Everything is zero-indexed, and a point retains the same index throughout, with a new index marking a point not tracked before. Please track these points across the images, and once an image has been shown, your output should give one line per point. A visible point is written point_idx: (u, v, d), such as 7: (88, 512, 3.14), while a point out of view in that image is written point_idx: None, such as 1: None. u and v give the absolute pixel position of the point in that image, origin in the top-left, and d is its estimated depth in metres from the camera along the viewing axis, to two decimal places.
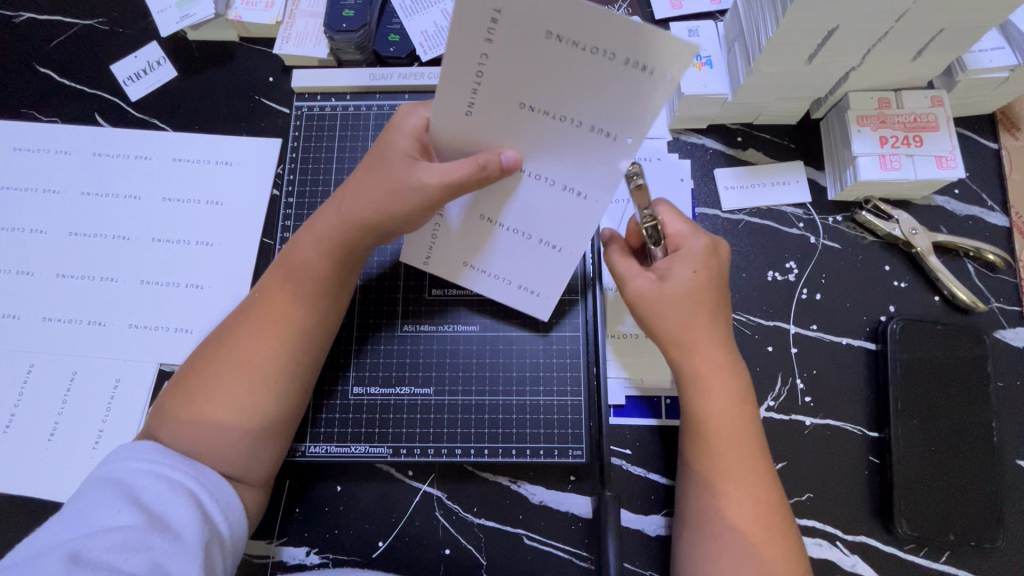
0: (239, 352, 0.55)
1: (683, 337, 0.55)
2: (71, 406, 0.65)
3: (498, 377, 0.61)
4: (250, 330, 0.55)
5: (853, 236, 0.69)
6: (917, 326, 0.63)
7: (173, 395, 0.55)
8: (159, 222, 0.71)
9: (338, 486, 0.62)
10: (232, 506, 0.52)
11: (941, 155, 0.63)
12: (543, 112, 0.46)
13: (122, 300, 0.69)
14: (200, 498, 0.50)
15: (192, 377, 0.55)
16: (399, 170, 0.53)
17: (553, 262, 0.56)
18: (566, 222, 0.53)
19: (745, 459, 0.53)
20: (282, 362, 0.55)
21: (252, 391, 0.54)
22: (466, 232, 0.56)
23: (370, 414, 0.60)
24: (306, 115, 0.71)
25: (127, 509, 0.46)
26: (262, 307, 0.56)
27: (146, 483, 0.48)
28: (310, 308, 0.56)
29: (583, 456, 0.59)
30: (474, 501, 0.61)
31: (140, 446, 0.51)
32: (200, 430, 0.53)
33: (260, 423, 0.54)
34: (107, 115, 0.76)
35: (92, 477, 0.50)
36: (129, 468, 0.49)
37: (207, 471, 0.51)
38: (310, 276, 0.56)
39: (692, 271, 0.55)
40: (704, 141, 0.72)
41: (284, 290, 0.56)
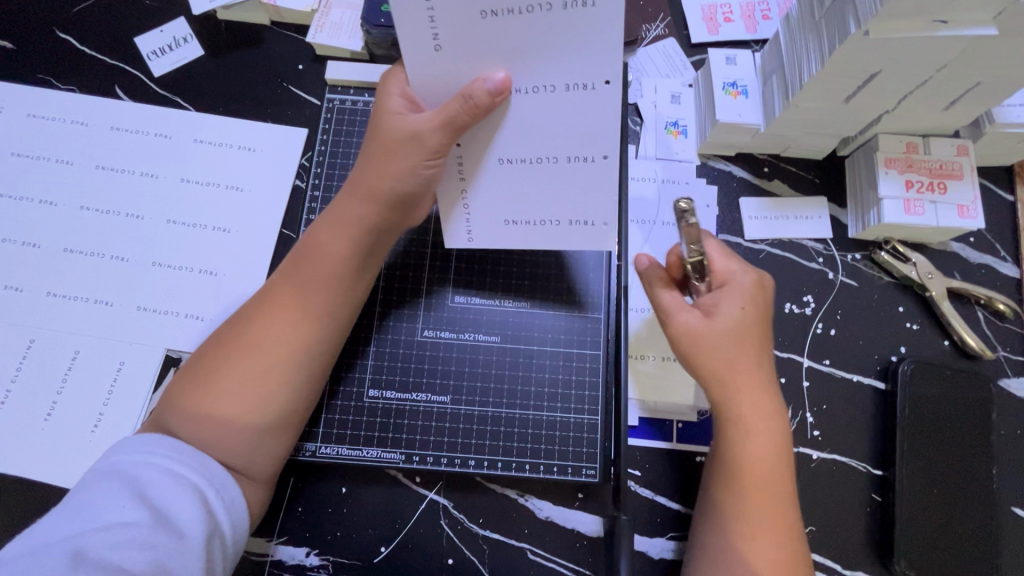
0: (248, 334, 0.53)
1: (731, 380, 0.55)
2: (72, 386, 0.63)
3: (517, 390, 0.60)
4: (259, 310, 0.54)
5: (870, 275, 0.70)
6: (926, 368, 0.64)
7: (181, 382, 0.53)
8: (176, 203, 0.69)
9: (343, 487, 0.61)
10: (238, 506, 0.50)
11: (963, 205, 0.65)
12: (506, 12, 0.42)
13: (132, 281, 0.67)
14: (206, 496, 0.48)
15: (198, 362, 0.54)
16: (392, 129, 0.50)
17: (594, 186, 0.52)
18: (583, 123, 0.48)
19: (778, 508, 0.53)
20: (292, 342, 0.53)
21: (259, 375, 0.52)
22: (494, 184, 0.53)
23: (385, 418, 0.59)
24: (337, 108, 0.69)
25: (133, 506, 0.45)
26: (275, 293, 0.55)
27: (152, 478, 0.47)
28: (315, 279, 0.54)
29: (595, 476, 0.58)
30: (480, 512, 0.61)
31: (152, 437, 0.50)
32: (208, 416, 0.51)
33: (256, 399, 0.52)
34: (127, 88, 0.73)
35: (99, 467, 0.49)
36: (137, 461, 0.48)
37: (214, 467, 0.50)
38: (325, 259, 0.54)
39: (739, 308, 0.55)
40: (731, 168, 0.73)
41: (299, 273, 0.55)
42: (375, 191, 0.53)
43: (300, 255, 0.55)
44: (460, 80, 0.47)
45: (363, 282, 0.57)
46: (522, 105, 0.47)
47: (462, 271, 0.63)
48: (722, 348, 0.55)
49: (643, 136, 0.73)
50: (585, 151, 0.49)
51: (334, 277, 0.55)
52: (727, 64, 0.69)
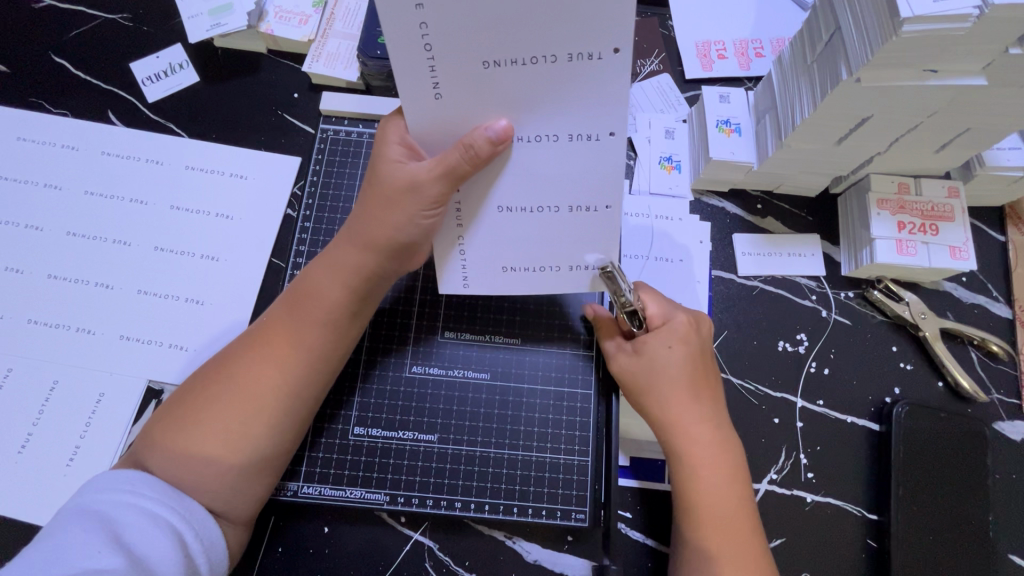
0: (237, 380, 0.52)
1: (672, 415, 0.55)
2: (49, 417, 0.61)
3: (506, 430, 0.59)
4: (245, 351, 0.53)
5: (863, 313, 0.69)
6: (921, 411, 0.64)
7: (162, 424, 0.52)
8: (164, 231, 0.68)
9: (325, 526, 0.60)
10: (217, 548, 0.49)
11: (954, 246, 0.65)
12: (509, 62, 0.42)
13: (115, 309, 0.65)
14: (185, 539, 0.46)
15: (181, 404, 0.52)
16: (390, 176, 0.49)
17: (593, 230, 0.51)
18: (588, 171, 0.48)
19: (742, 542, 0.52)
20: (283, 388, 0.52)
21: (245, 420, 0.51)
22: (491, 231, 0.52)
23: (369, 457, 0.58)
24: (331, 138, 0.68)
25: (108, 551, 0.43)
26: (266, 336, 0.53)
27: (129, 521, 0.45)
28: (306, 325, 0.53)
29: (585, 520, 0.57)
30: (466, 554, 0.59)
31: (131, 474, 0.48)
32: (189, 461, 0.50)
33: (242, 448, 0.51)
34: (121, 113, 0.73)
35: (70, 506, 0.46)
36: (113, 501, 0.46)
37: (194, 508, 0.48)
38: (319, 303, 0.53)
39: (672, 347, 0.56)
40: (725, 204, 0.73)
41: (293, 316, 0.54)
42: (374, 237, 0.52)
43: (292, 298, 0.55)
44: (461, 127, 0.47)
45: (356, 327, 0.56)
46: (529, 158, 0.47)
47: (453, 307, 0.62)
48: (659, 387, 0.55)
49: (637, 171, 0.73)
50: (589, 202, 0.49)
51: (328, 324, 0.54)
52: (720, 102, 0.69)
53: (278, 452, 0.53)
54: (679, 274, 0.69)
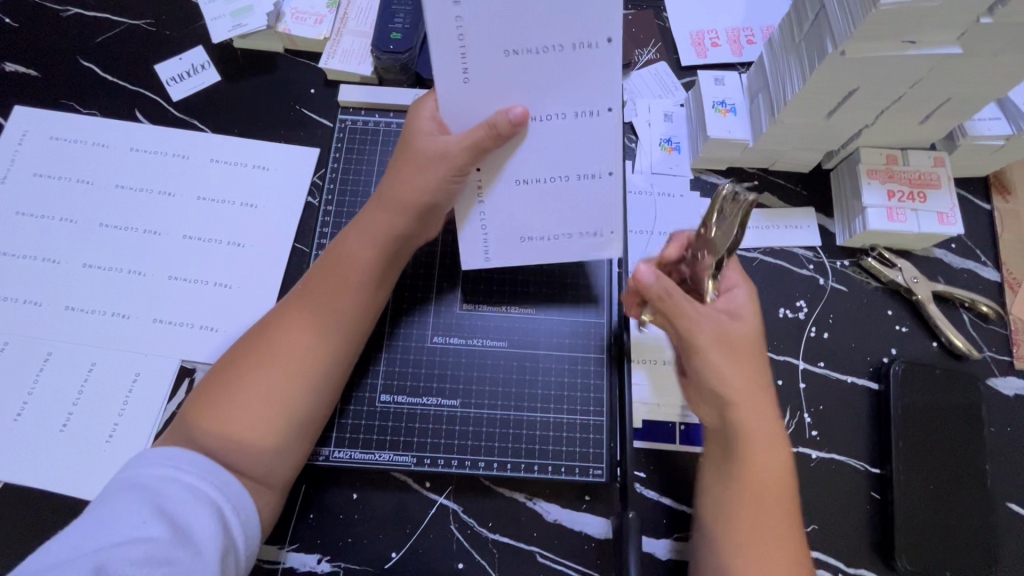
0: (275, 342, 0.55)
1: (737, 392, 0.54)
2: (87, 397, 0.65)
3: (525, 394, 0.62)
4: (280, 322, 0.56)
5: (859, 280, 0.73)
6: (917, 369, 0.67)
7: (205, 399, 0.54)
8: (192, 220, 0.72)
9: (354, 493, 0.63)
10: (252, 520, 0.52)
11: (942, 212, 0.68)
12: (526, 51, 0.47)
13: (148, 294, 0.69)
14: (223, 510, 0.49)
15: (223, 377, 0.55)
16: (422, 147, 0.54)
17: (599, 198, 0.55)
18: (592, 141, 0.51)
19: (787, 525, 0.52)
20: (318, 347, 0.55)
21: (286, 383, 0.54)
22: (510, 206, 0.55)
23: (396, 422, 0.61)
24: (349, 128, 0.72)
25: (151, 521, 0.46)
26: (300, 300, 0.57)
27: (173, 493, 0.48)
28: (338, 291, 0.57)
29: (602, 476, 0.60)
30: (489, 516, 0.62)
31: (174, 449, 0.51)
32: (234, 423, 0.53)
33: (288, 413, 0.54)
34: (147, 112, 0.77)
35: (119, 480, 0.50)
36: (157, 475, 0.49)
37: (231, 481, 0.51)
38: (352, 266, 0.57)
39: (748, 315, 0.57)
40: (724, 182, 0.76)
41: (324, 279, 0.57)
42: (404, 201, 0.56)
43: (321, 265, 0.58)
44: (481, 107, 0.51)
45: (384, 293, 0.60)
46: (539, 132, 0.51)
47: (470, 280, 0.66)
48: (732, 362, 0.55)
49: (639, 153, 0.77)
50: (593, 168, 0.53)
51: (360, 290, 0.57)
52: (715, 84, 0.73)
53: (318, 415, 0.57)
54: None
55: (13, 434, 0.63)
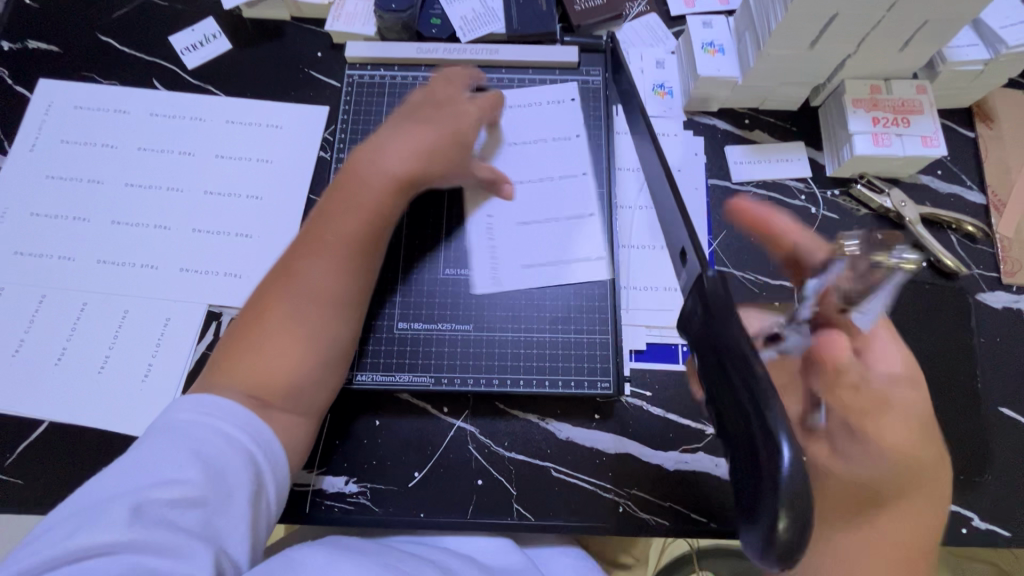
0: (300, 279, 0.60)
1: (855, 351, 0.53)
2: (122, 341, 0.69)
3: (533, 316, 0.67)
4: (294, 269, 0.61)
5: (849, 208, 0.76)
6: (906, 285, 0.70)
7: (229, 352, 0.58)
8: (212, 178, 0.76)
9: (376, 420, 0.66)
10: (279, 471, 0.54)
11: (925, 135, 0.71)
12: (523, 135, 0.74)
13: (174, 246, 0.73)
14: (255, 462, 0.51)
15: (243, 329, 0.59)
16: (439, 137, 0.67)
17: (574, 194, 0.72)
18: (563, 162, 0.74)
19: (916, 484, 0.49)
20: (344, 272, 0.61)
21: (318, 311, 0.60)
22: (496, 240, 0.70)
23: (414, 346, 0.66)
24: (357, 82, 0.76)
25: (190, 465, 0.47)
26: (315, 237, 0.62)
27: (210, 439, 0.49)
28: (341, 237, 0.62)
29: (610, 388, 0.65)
30: (505, 436, 0.66)
31: (211, 398, 0.53)
32: (272, 361, 0.57)
33: (313, 350, 0.59)
34: (165, 80, 0.81)
35: (155, 424, 0.51)
36: (194, 422, 0.50)
37: (263, 433, 0.53)
38: (365, 198, 0.63)
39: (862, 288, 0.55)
40: (716, 122, 0.80)
41: (340, 215, 0.63)
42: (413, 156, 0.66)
43: (316, 218, 0.64)
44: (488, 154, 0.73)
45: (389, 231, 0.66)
46: None
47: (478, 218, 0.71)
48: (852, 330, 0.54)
49: None
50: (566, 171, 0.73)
51: (363, 235, 0.63)
52: (704, 27, 0.77)
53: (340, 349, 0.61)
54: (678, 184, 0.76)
55: (55, 377, 0.67)
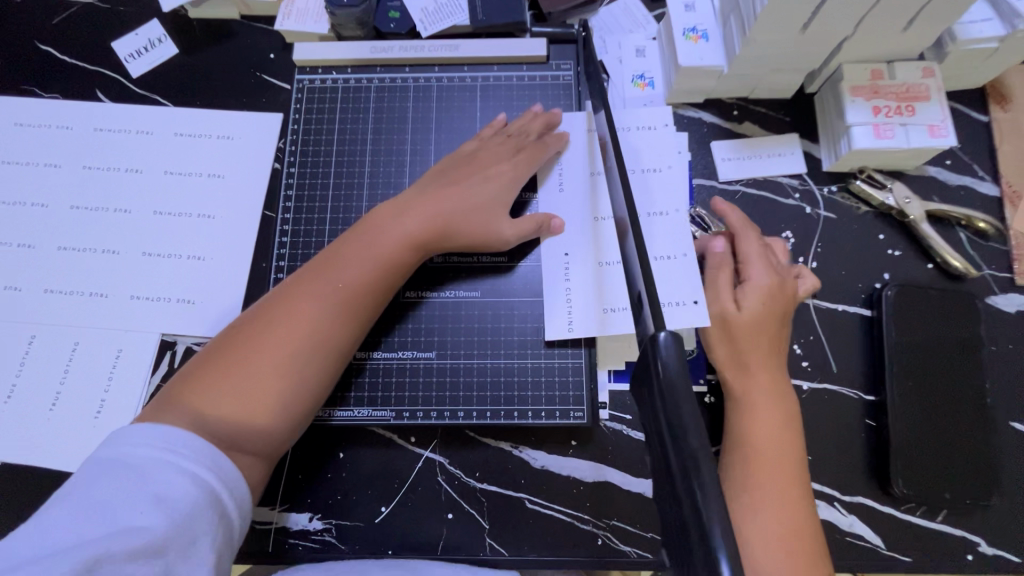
0: (282, 321, 0.55)
1: (734, 358, 0.59)
2: (73, 375, 0.65)
3: (501, 341, 0.62)
4: (285, 303, 0.56)
5: (848, 206, 0.70)
6: (909, 291, 0.64)
7: (203, 376, 0.53)
8: (161, 196, 0.72)
9: (340, 452, 0.63)
10: (244, 503, 0.52)
11: (933, 124, 0.65)
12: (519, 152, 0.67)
13: (124, 272, 0.69)
14: (219, 500, 0.49)
15: (221, 355, 0.54)
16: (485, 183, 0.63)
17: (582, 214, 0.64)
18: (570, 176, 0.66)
19: (780, 480, 0.54)
20: (338, 324, 0.56)
21: (298, 362, 0.54)
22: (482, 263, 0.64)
23: (373, 378, 0.62)
24: (307, 88, 0.70)
25: (151, 511, 0.45)
26: (312, 277, 0.57)
27: (171, 481, 0.47)
28: (343, 286, 0.57)
29: (583, 418, 0.60)
30: (476, 466, 0.62)
31: (173, 429, 0.49)
32: (243, 408, 0.52)
33: (292, 395, 0.54)
34: (109, 90, 0.76)
35: (105, 458, 0.48)
36: (151, 458, 0.48)
37: (228, 469, 0.51)
38: (369, 246, 0.58)
39: (762, 302, 0.59)
40: (701, 115, 0.73)
41: (341, 260, 0.58)
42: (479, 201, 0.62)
43: (330, 255, 0.59)
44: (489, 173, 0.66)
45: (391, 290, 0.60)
46: None
47: None
48: (742, 333, 0.59)
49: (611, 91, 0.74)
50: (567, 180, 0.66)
51: (370, 288, 0.58)
52: (686, 11, 0.70)
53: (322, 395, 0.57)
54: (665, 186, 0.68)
55: (4, 415, 0.64)
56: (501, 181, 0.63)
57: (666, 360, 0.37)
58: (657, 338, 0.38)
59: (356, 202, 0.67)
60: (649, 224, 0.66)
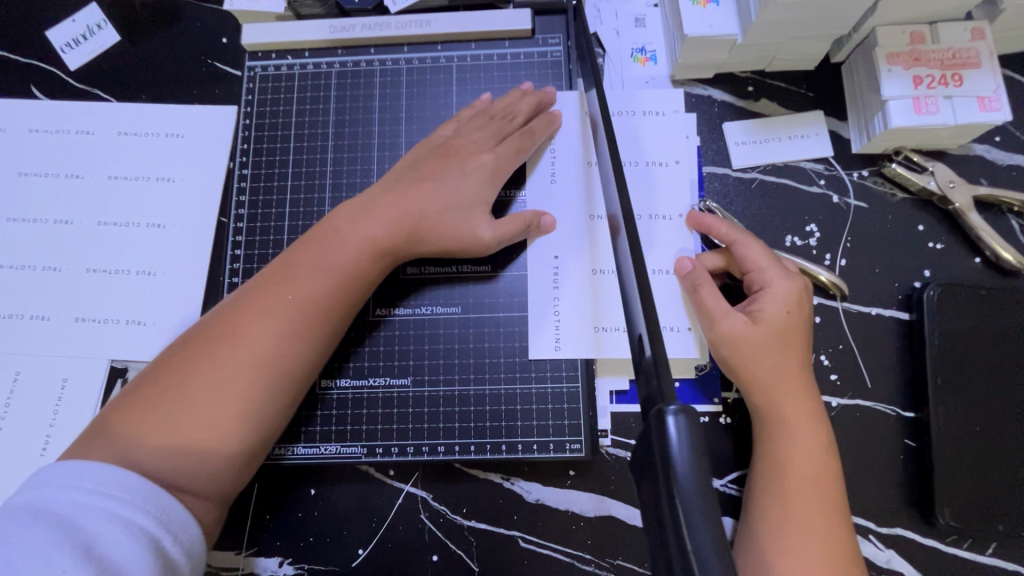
0: (226, 343, 0.47)
1: (765, 375, 0.49)
2: (15, 408, 0.59)
3: (485, 364, 0.55)
4: (229, 325, 0.48)
5: (881, 193, 0.61)
6: (955, 291, 0.56)
7: (134, 405, 0.46)
8: (105, 204, 0.64)
9: (312, 489, 0.56)
10: (196, 548, 0.43)
11: (983, 96, 0.55)
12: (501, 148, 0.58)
13: (68, 291, 0.62)
14: (162, 546, 0.40)
15: (155, 380, 0.47)
16: (463, 184, 0.54)
17: (573, 219, 0.57)
18: (557, 177, 0.58)
19: (824, 519, 0.45)
20: (291, 345, 0.48)
21: (246, 390, 0.46)
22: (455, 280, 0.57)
23: (342, 409, 0.55)
24: (259, 76, 0.62)
25: (73, 569, 0.36)
26: (261, 292, 0.49)
27: (99, 530, 0.38)
28: (295, 298, 0.49)
29: (582, 450, 0.53)
30: (463, 502, 0.55)
31: (102, 467, 0.41)
32: (181, 446, 0.44)
33: (237, 425, 0.46)
34: (45, 86, 0.68)
35: (19, 508, 0.39)
36: (77, 504, 0.39)
37: (172, 508, 0.42)
38: (327, 253, 0.51)
39: (785, 310, 0.51)
40: (711, 92, 0.64)
41: (295, 272, 0.50)
42: (464, 206, 0.54)
43: (281, 264, 0.51)
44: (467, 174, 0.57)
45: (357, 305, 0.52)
46: None
47: None
48: (766, 349, 0.50)
49: (607, 67, 0.64)
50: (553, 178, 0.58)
51: (329, 303, 0.50)
52: None
53: (275, 425, 0.49)
54: (671, 176, 0.60)
55: None
56: (485, 176, 0.55)
57: (675, 454, 0.31)
58: (663, 418, 0.31)
59: (318, 206, 0.59)
60: (650, 227, 0.59)
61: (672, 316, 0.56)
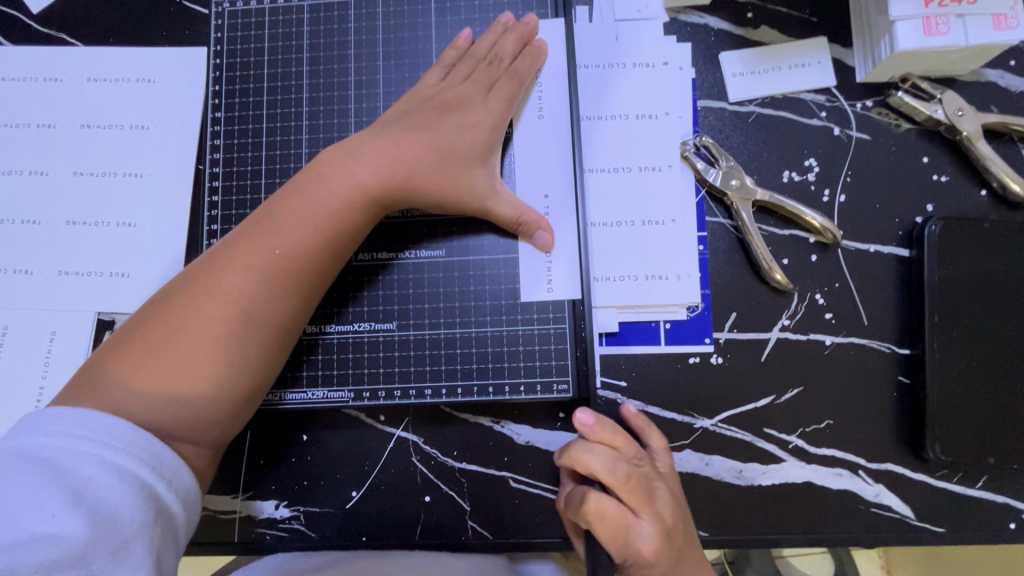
0: (210, 290, 0.46)
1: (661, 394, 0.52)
2: (6, 361, 0.59)
3: (472, 307, 0.54)
4: (212, 271, 0.47)
5: (885, 124, 0.58)
6: (959, 225, 0.54)
7: (123, 355, 0.45)
8: (80, 154, 0.62)
9: (303, 435, 0.56)
10: (192, 496, 0.43)
11: (998, 13, 0.52)
12: None
13: (49, 244, 0.61)
14: (157, 493, 0.40)
15: (145, 332, 0.46)
16: (444, 121, 0.52)
17: (560, 158, 0.55)
18: (543, 113, 0.55)
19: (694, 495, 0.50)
20: (277, 292, 0.47)
21: (233, 337, 0.46)
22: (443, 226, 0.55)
23: (327, 355, 0.55)
24: (228, 12, 0.58)
25: (65, 514, 0.36)
26: (245, 239, 0.48)
27: (90, 475, 0.38)
28: (285, 251, 0.48)
29: (569, 390, 0.53)
30: (453, 445, 0.56)
31: (94, 414, 0.41)
32: (168, 392, 0.44)
33: (232, 376, 0.46)
34: (6, 30, 0.64)
35: (5, 453, 0.39)
36: (67, 450, 0.39)
37: (162, 454, 0.41)
38: (312, 198, 0.49)
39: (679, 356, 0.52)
40: (707, 19, 0.60)
41: (279, 217, 0.49)
42: (446, 141, 0.51)
43: (265, 215, 0.49)
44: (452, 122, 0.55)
45: (347, 254, 0.51)
46: None
47: None
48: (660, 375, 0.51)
49: None
50: (540, 115, 0.55)
51: (316, 250, 0.49)
52: None
53: (266, 372, 0.49)
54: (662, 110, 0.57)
55: None
56: (475, 125, 0.52)
57: None
58: None
59: (294, 149, 0.57)
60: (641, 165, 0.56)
61: (665, 266, 0.56)
